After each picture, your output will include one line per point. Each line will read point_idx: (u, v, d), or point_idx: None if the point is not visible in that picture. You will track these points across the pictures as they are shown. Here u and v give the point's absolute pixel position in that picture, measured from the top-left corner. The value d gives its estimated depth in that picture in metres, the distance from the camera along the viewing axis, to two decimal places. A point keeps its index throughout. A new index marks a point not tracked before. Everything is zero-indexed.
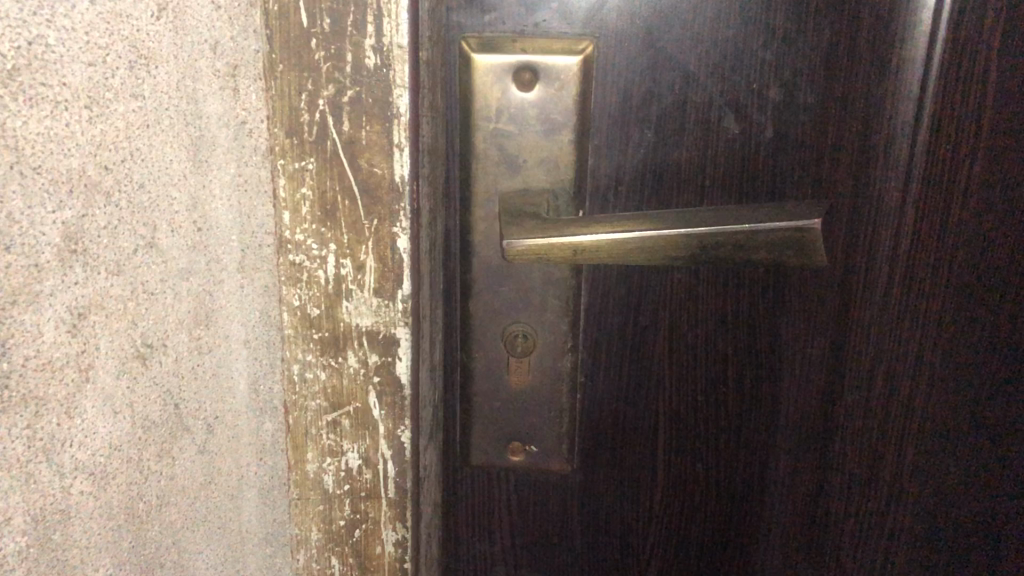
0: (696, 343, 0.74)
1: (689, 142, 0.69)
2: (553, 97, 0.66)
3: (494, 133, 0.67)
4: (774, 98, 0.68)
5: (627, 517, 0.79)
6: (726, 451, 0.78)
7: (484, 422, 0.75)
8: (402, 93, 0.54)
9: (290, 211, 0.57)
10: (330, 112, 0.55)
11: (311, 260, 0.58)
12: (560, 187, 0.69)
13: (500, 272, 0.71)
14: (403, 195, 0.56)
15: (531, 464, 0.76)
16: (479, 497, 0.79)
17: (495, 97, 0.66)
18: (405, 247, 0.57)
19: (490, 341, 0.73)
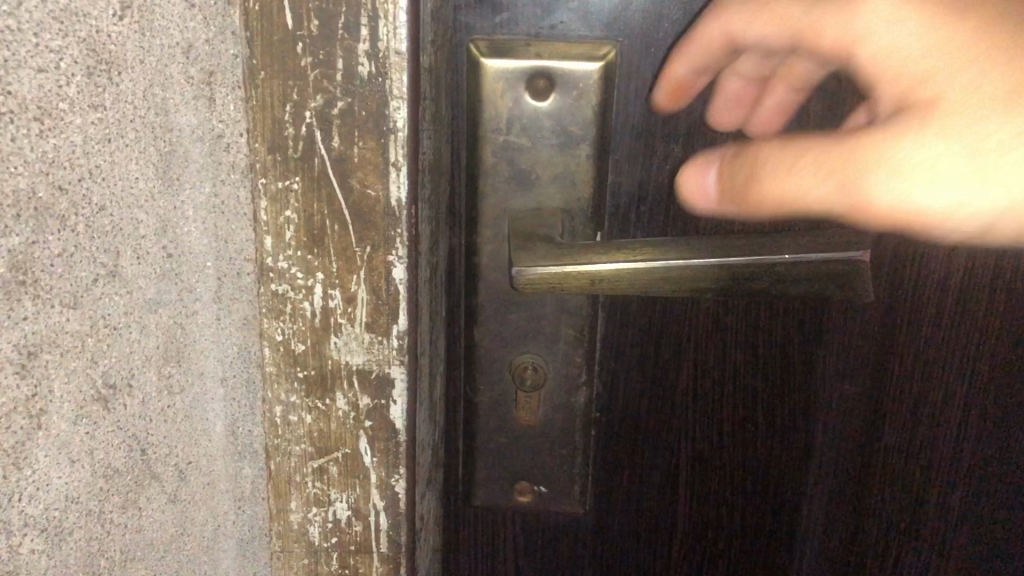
0: (723, 377, 0.68)
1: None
2: (571, 107, 0.60)
3: (504, 146, 0.61)
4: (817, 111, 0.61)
5: (640, 560, 0.73)
6: (754, 495, 0.71)
7: (488, 459, 0.69)
8: (400, 105, 0.48)
9: (272, 235, 0.50)
10: (318, 126, 0.48)
11: (295, 290, 0.51)
12: (576, 206, 0.62)
13: (509, 298, 0.64)
14: (400, 221, 0.49)
15: (538, 504, 0.70)
16: (483, 537, 0.73)
17: (506, 107, 0.60)
18: (401, 279, 0.51)
19: (497, 373, 0.66)
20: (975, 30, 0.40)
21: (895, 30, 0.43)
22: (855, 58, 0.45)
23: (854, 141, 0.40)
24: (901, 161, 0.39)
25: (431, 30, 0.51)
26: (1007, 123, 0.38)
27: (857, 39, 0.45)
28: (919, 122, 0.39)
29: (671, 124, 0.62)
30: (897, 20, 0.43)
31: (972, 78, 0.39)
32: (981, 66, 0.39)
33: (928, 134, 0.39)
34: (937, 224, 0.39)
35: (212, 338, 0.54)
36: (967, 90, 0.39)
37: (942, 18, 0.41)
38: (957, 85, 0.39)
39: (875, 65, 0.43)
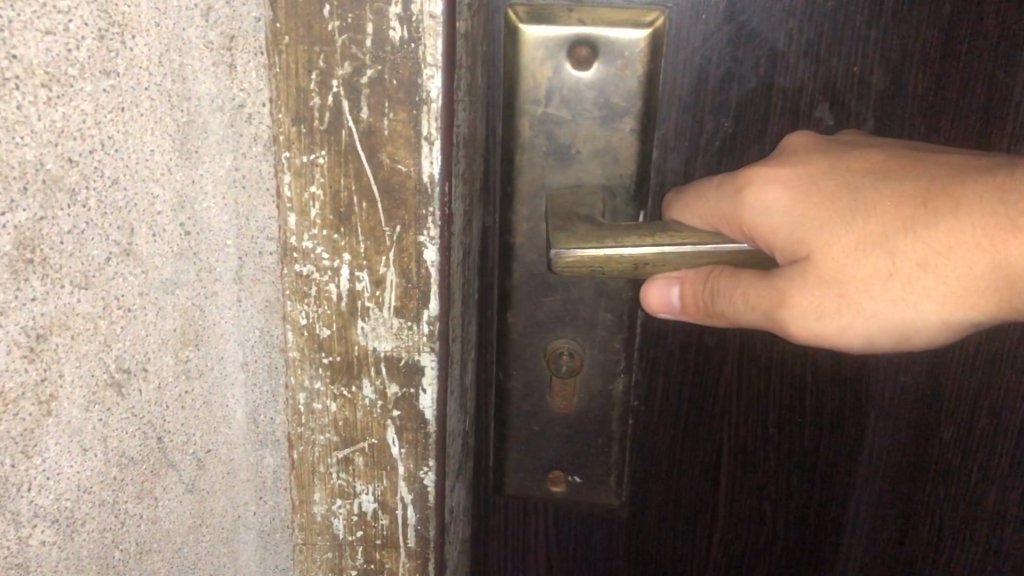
0: (770, 364, 0.64)
1: (772, 135, 0.59)
2: (616, 77, 0.56)
3: (543, 119, 0.57)
4: (879, 85, 0.57)
5: (678, 554, 0.70)
6: (800, 489, 0.67)
7: (521, 448, 0.66)
8: (435, 74, 0.44)
9: (295, 213, 0.47)
10: (345, 96, 0.45)
11: (320, 271, 0.48)
12: (618, 184, 0.58)
13: (545, 279, 0.61)
14: (432, 198, 0.46)
15: (573, 495, 0.67)
16: (513, 527, 0.70)
17: (546, 77, 0.56)
18: (433, 261, 0.47)
19: (531, 358, 0.63)
20: (841, 180, 0.47)
21: (773, 214, 0.48)
22: (745, 231, 0.50)
23: (766, 281, 0.48)
24: (804, 315, 0.47)
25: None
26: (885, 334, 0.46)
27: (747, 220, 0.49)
28: (802, 274, 0.46)
29: (721, 97, 0.58)
30: (771, 206, 0.48)
31: (850, 239, 0.45)
32: (842, 233, 0.46)
33: (822, 286, 0.46)
34: (833, 329, 0.47)
35: (233, 320, 0.50)
36: (837, 259, 0.45)
37: (822, 179, 0.48)
38: (837, 246, 0.46)
39: (761, 229, 0.49)
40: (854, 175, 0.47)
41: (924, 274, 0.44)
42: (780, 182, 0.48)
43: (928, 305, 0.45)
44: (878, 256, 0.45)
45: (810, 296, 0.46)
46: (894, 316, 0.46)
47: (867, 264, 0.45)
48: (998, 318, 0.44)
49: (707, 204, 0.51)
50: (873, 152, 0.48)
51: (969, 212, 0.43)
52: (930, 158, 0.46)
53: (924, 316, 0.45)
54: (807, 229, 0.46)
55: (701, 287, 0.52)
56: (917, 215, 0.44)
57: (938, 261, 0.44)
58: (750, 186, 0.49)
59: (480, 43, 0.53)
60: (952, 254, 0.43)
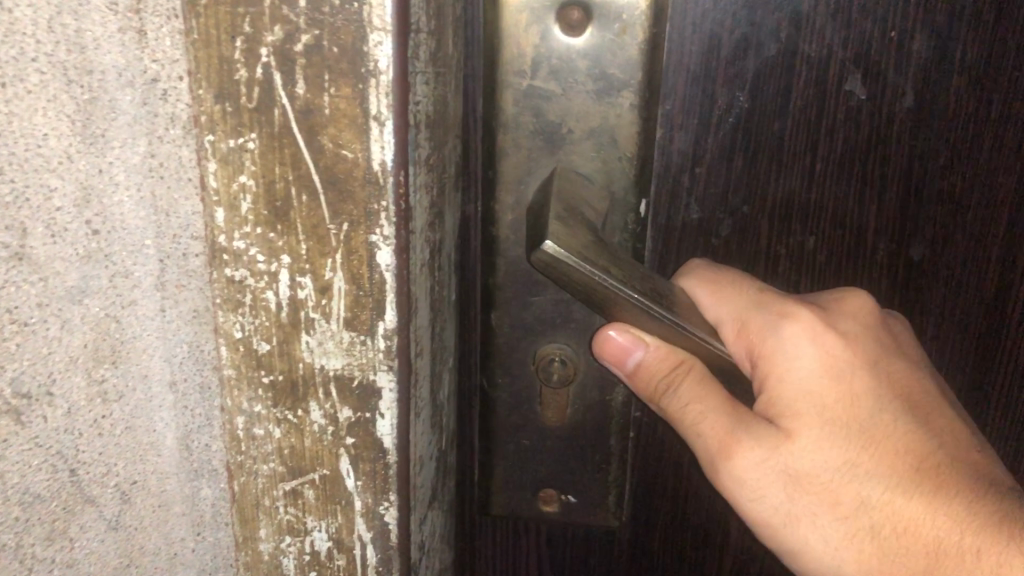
0: None
1: (795, 110, 0.51)
2: (612, 44, 0.48)
3: (529, 95, 0.49)
4: (920, 52, 0.49)
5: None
6: None
7: (508, 464, 0.58)
8: (384, 40, 0.36)
9: (223, 207, 0.40)
10: (277, 67, 0.37)
11: (256, 277, 0.41)
12: (615, 164, 0.50)
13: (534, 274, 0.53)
14: (384, 192, 0.39)
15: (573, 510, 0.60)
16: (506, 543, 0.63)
17: (532, 45, 0.48)
18: (387, 265, 0.40)
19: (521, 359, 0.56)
20: (873, 379, 0.45)
21: (794, 371, 0.44)
22: (754, 359, 0.46)
23: (731, 425, 0.45)
24: (745, 485, 0.45)
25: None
26: (797, 544, 0.45)
27: (763, 350, 0.45)
28: (773, 446, 0.44)
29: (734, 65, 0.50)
30: (797, 362, 0.44)
31: (842, 447, 0.43)
32: (840, 435, 0.43)
33: (782, 467, 0.44)
34: (759, 506, 0.45)
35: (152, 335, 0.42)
36: (811, 453, 0.43)
37: (855, 367, 0.45)
38: (826, 445, 0.43)
39: (771, 368, 0.45)
40: (883, 385, 0.45)
41: (868, 526, 0.43)
42: (817, 345, 0.45)
43: (844, 549, 0.43)
44: (852, 478, 0.43)
45: (766, 470, 0.44)
46: (810, 532, 0.44)
47: (840, 475, 0.43)
48: None
49: (734, 299, 0.46)
50: (905, 373, 0.46)
51: (949, 503, 0.41)
52: (947, 425, 0.44)
53: (838, 561, 0.44)
54: (811, 409, 0.44)
55: (660, 376, 0.46)
56: (908, 473, 0.42)
57: (888, 527, 0.42)
58: (791, 322, 0.45)
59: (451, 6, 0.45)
60: (914, 530, 0.42)
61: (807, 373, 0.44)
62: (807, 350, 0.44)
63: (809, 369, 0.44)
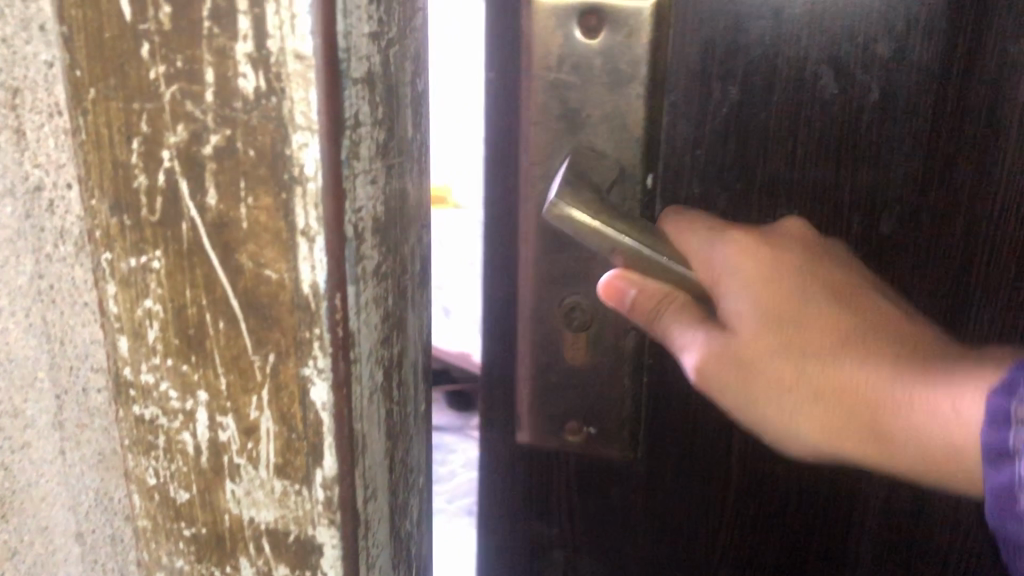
0: None
1: (780, 102, 0.45)
2: (620, 48, 0.42)
3: (553, 86, 0.43)
4: (929, 54, 0.43)
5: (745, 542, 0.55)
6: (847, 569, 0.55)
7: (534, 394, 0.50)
8: (309, 140, 0.30)
9: (127, 335, 0.33)
10: (181, 173, 0.31)
11: (168, 416, 0.34)
12: (629, 151, 0.44)
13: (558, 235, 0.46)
14: (317, 318, 0.32)
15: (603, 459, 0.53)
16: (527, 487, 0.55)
17: (556, 43, 0.42)
18: (323, 403, 0.33)
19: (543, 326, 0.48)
20: (824, 308, 0.39)
21: (733, 306, 0.40)
22: (711, 291, 0.41)
23: (710, 335, 0.40)
24: (712, 387, 0.41)
25: (377, 14, 0.33)
26: (768, 426, 0.40)
27: (705, 276, 0.41)
28: (720, 358, 0.40)
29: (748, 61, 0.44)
30: (737, 305, 0.40)
31: (776, 334, 0.39)
32: (774, 351, 0.39)
33: (728, 370, 0.40)
34: (727, 400, 0.41)
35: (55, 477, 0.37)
36: (769, 363, 0.39)
37: (802, 287, 0.40)
38: (760, 354, 0.39)
39: (701, 273, 0.41)
40: (829, 297, 0.39)
41: (816, 401, 0.38)
42: (755, 263, 0.40)
43: (797, 420, 0.39)
44: (788, 355, 0.39)
45: (765, 312, 0.39)
46: (774, 407, 0.40)
47: (783, 358, 0.39)
48: (877, 467, 0.38)
49: (689, 234, 0.42)
50: (862, 288, 0.40)
51: (876, 360, 0.37)
52: (903, 330, 0.38)
53: (805, 439, 0.39)
54: (754, 339, 0.39)
55: (647, 308, 0.42)
56: (847, 338, 0.38)
57: (835, 394, 0.38)
58: (727, 241, 0.41)
59: (406, 80, 0.38)
60: (936, 371, 0.35)
61: (737, 305, 0.40)
62: (739, 271, 0.40)
63: (739, 301, 0.40)
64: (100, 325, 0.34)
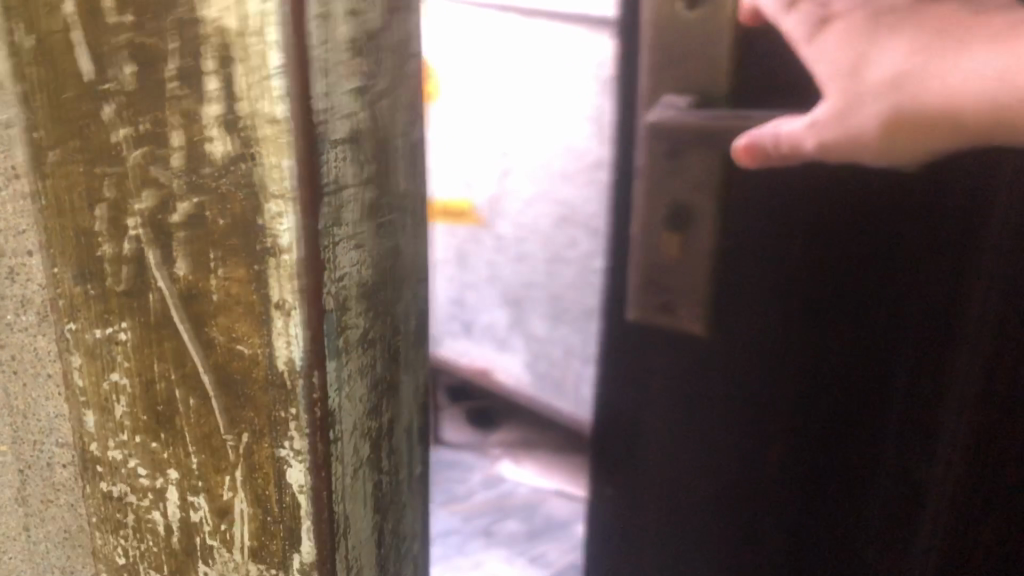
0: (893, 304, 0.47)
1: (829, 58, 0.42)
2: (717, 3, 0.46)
3: None
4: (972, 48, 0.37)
5: (805, 468, 0.55)
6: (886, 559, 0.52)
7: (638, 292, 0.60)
8: (286, 210, 0.27)
9: (93, 410, 0.32)
10: (149, 242, 0.29)
11: (138, 494, 0.33)
12: (715, 85, 0.48)
13: (675, 152, 0.52)
14: (293, 398, 0.29)
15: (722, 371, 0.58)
16: (645, 373, 0.64)
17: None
18: (300, 486, 0.30)
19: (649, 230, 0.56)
20: (932, 14, 0.39)
21: (841, 47, 0.41)
22: (831, 82, 0.42)
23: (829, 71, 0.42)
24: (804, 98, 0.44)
25: (363, 67, 0.30)
26: (866, 157, 0.43)
27: (832, 21, 0.42)
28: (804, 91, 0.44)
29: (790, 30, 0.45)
30: (845, 31, 0.41)
31: (866, 35, 0.40)
32: (876, 35, 0.40)
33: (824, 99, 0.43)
34: (857, 149, 0.43)
35: (22, 552, 0.38)
36: (873, 53, 0.40)
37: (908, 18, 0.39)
38: (858, 33, 0.40)
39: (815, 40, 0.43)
40: (928, 21, 0.38)
41: (891, 131, 0.41)
42: (874, 12, 0.40)
43: (880, 151, 0.43)
44: (877, 80, 0.39)
45: (882, 35, 0.39)
46: (865, 120, 0.41)
47: (897, 62, 0.39)
48: (971, 152, 0.41)
49: None
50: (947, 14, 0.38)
51: (942, 74, 0.37)
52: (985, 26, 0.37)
53: (902, 155, 0.42)
54: (862, 35, 0.40)
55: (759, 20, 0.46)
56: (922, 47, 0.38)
57: (910, 126, 0.40)
58: (839, 20, 0.42)
59: (399, 130, 0.35)
60: (1019, 81, 0.36)
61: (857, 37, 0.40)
62: (862, 16, 0.41)
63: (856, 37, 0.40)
64: (62, 398, 0.33)
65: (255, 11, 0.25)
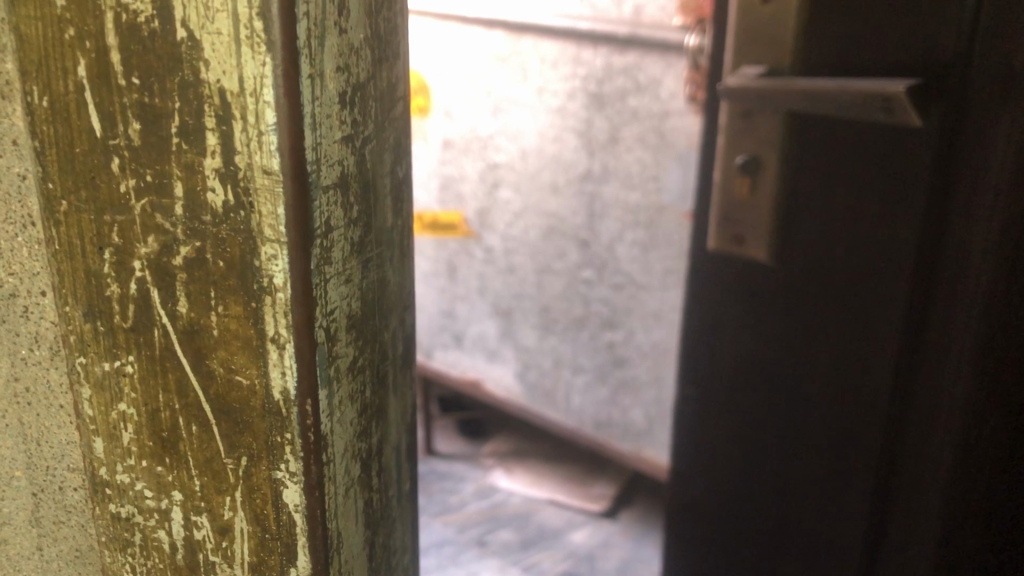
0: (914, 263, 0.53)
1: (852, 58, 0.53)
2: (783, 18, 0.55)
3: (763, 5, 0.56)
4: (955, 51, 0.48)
5: (869, 387, 0.57)
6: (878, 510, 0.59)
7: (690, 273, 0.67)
8: (280, 252, 0.30)
9: (102, 437, 0.35)
10: (153, 282, 0.31)
11: (144, 513, 0.35)
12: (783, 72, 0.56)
13: (748, 115, 0.58)
14: (289, 424, 0.32)
15: (782, 283, 0.61)
16: (720, 317, 0.66)
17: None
18: (296, 505, 0.33)
19: (725, 187, 0.61)
20: None
21: None
22: None
23: None
24: None
25: (350, 118, 0.33)
26: None
27: None
28: None
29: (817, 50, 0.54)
30: None
31: None
32: None
33: None
34: None
35: (31, 570, 0.40)
36: None
37: None
38: None
39: None
40: None
41: None
42: None
43: None
44: None
45: None
46: None
47: None
48: None
49: None
50: None
51: None
52: None
53: None
54: None
55: None
56: None
57: None
58: None
59: (386, 169, 0.38)
60: None
61: None
62: None
63: None
64: (73, 426, 0.36)
65: (252, 75, 0.28)
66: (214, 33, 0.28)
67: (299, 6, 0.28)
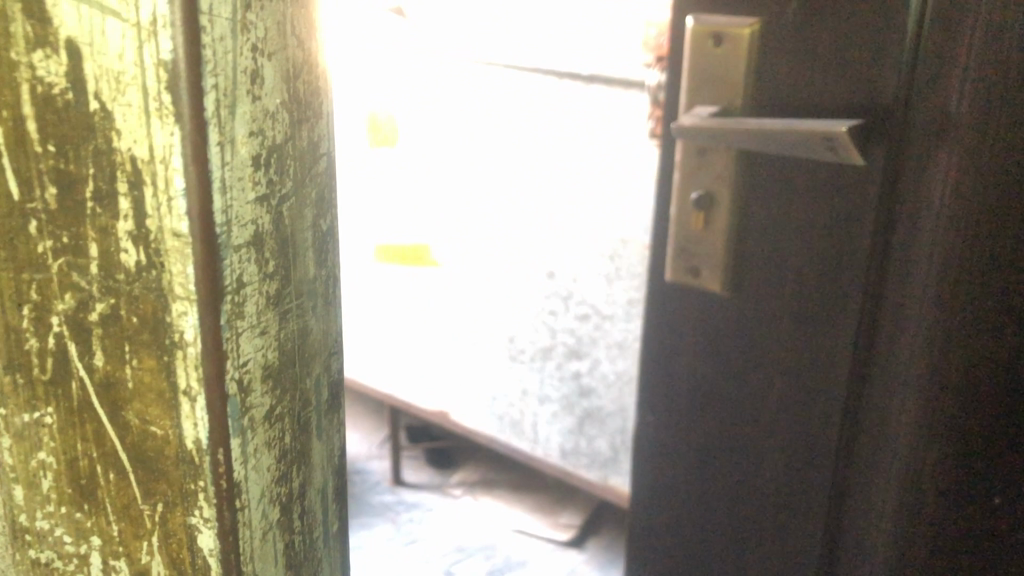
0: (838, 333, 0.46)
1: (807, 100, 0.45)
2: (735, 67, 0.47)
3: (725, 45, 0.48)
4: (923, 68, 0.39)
5: (818, 454, 0.48)
6: None
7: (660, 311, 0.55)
8: (189, 309, 0.31)
9: (21, 484, 0.36)
10: (71, 337, 0.33)
11: (64, 558, 0.36)
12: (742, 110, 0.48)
13: (702, 150, 0.49)
14: (201, 471, 0.33)
15: (755, 330, 0.50)
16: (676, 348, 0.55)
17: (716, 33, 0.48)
18: (210, 550, 0.34)
19: (677, 223, 0.52)
20: None
21: None
22: None
23: None
24: None
25: (266, 178, 0.34)
26: None
27: None
28: None
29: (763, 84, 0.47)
30: None
31: None
32: None
33: None
34: None
35: None
36: None
37: None
38: None
39: None
40: None
41: None
42: None
43: None
44: None
45: None
46: None
47: None
48: None
49: None
50: None
51: None
52: None
53: None
54: None
55: None
56: None
57: None
58: None
59: (307, 217, 0.38)
60: None
61: None
62: None
63: None
64: None
65: (161, 143, 0.30)
66: (124, 104, 0.29)
67: (207, 80, 0.29)
